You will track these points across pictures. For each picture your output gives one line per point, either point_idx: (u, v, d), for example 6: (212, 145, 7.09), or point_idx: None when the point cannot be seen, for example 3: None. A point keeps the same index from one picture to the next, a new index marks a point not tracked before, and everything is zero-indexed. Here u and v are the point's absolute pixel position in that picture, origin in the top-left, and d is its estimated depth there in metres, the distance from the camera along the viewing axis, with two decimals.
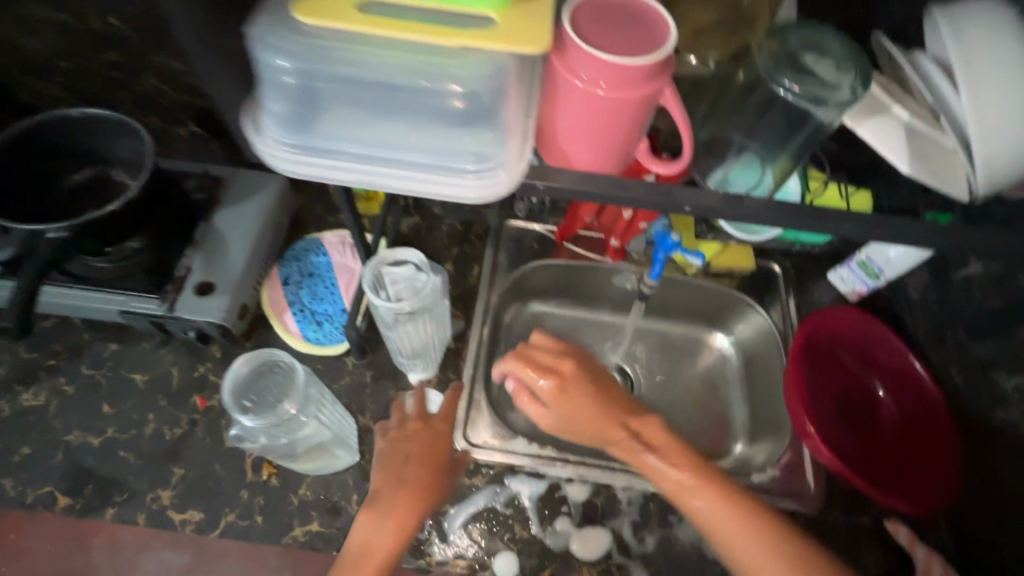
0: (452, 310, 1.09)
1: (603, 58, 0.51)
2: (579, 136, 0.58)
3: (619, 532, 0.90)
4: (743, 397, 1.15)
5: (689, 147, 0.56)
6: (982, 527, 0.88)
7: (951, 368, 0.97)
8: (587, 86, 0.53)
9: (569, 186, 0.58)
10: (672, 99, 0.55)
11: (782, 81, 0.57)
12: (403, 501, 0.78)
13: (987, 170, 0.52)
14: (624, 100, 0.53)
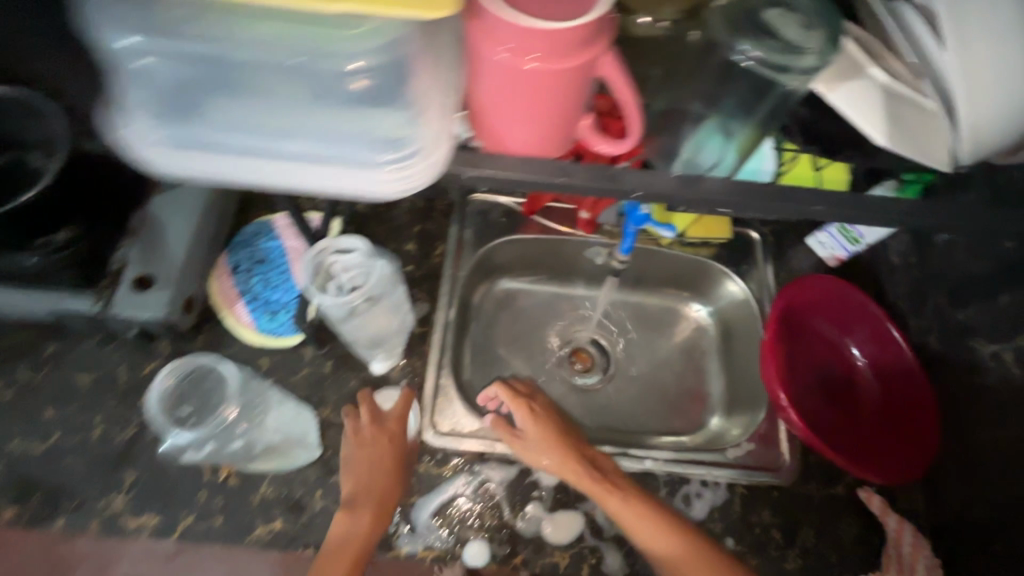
0: (416, 292, 1.02)
1: (529, 25, 0.44)
2: (512, 112, 0.52)
3: (591, 514, 0.88)
4: (720, 368, 1.12)
5: (635, 122, 0.52)
6: (955, 492, 0.88)
7: (929, 333, 0.95)
8: (515, 57, 0.47)
9: (510, 175, 0.56)
10: (612, 66, 0.50)
11: (739, 47, 0.53)
12: (365, 514, 0.81)
13: (972, 135, 0.48)
14: (556, 71, 0.48)
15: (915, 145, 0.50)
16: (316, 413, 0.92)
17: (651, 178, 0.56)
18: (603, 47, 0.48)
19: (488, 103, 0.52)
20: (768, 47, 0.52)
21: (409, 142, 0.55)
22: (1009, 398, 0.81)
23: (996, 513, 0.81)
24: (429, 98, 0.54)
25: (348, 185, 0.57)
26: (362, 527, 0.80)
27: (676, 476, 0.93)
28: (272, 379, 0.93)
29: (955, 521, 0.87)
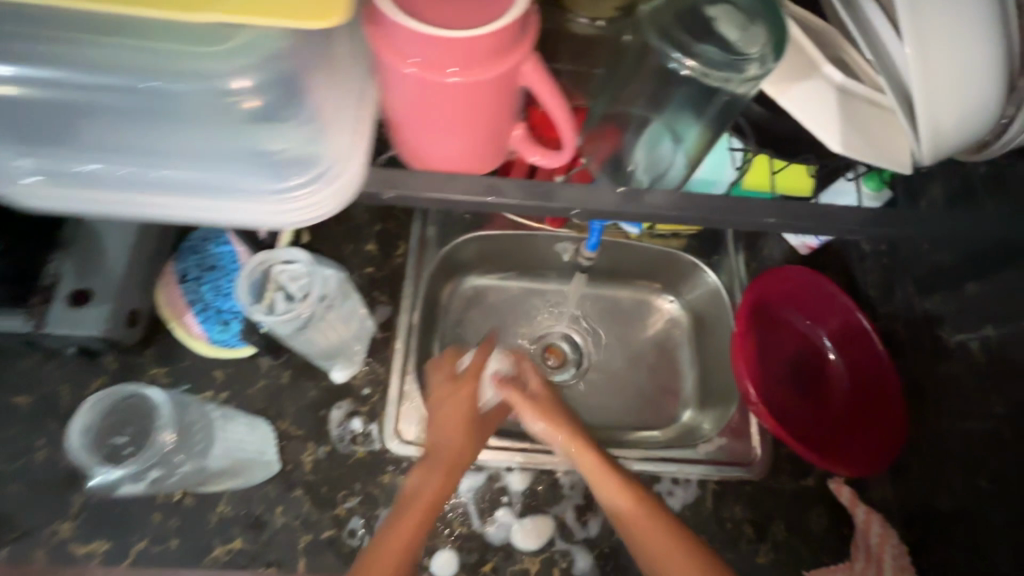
0: (376, 295, 0.98)
1: (435, 36, 0.43)
2: (440, 127, 0.52)
3: (562, 518, 0.87)
4: (693, 361, 1.11)
5: (567, 132, 0.52)
6: (920, 481, 0.87)
7: (896, 321, 0.94)
8: (428, 73, 0.46)
9: (436, 198, 0.55)
10: (535, 75, 0.49)
11: (671, 54, 0.51)
12: (416, 506, 0.73)
13: (929, 140, 0.44)
14: (473, 82, 0.47)
15: (874, 151, 0.46)
16: (274, 426, 0.88)
17: (587, 195, 0.55)
18: (523, 53, 0.47)
19: (412, 118, 0.51)
20: (705, 53, 0.49)
21: (319, 167, 0.56)
22: (976, 390, 0.80)
23: (960, 502, 0.82)
24: (313, 118, 0.54)
25: (261, 215, 0.58)
26: (411, 516, 0.72)
27: (646, 475, 0.92)
28: (227, 392, 0.89)
29: (921, 511, 0.86)
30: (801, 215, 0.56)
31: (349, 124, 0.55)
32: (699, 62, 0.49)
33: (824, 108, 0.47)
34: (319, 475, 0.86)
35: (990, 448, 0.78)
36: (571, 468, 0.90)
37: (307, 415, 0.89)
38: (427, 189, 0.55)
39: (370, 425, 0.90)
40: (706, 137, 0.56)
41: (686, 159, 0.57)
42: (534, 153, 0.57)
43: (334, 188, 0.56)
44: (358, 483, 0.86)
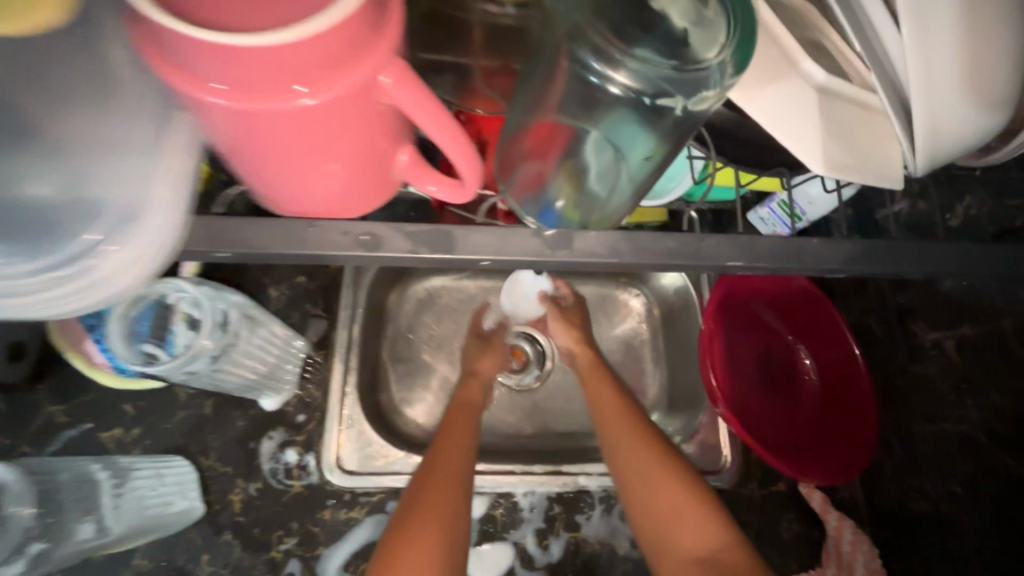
0: (311, 307, 0.86)
1: (230, 45, 0.23)
2: (294, 171, 0.31)
3: (522, 544, 0.79)
4: (658, 363, 0.97)
5: (473, 172, 0.31)
6: (896, 481, 0.78)
7: (868, 315, 0.81)
8: (239, 100, 0.26)
9: (281, 244, 0.36)
10: (412, 84, 0.28)
11: (589, 64, 0.33)
12: (440, 488, 0.64)
13: (930, 147, 0.36)
14: (319, 106, 0.26)
15: (868, 170, 0.37)
16: (198, 464, 0.76)
17: (503, 237, 0.37)
18: (392, 51, 0.27)
19: (246, 163, 0.30)
20: (643, 62, 0.32)
21: (114, 210, 0.37)
22: (950, 391, 0.69)
23: (935, 507, 0.72)
24: (86, 145, 0.37)
25: (21, 308, 0.35)
26: (434, 501, 0.63)
27: (610, 490, 0.82)
28: (139, 430, 0.77)
29: (897, 511, 0.77)
30: (776, 257, 0.39)
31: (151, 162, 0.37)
32: (634, 75, 0.32)
33: (809, 114, 0.36)
34: (251, 516, 0.75)
35: (968, 454, 0.67)
36: (531, 489, 0.82)
37: (232, 450, 0.78)
38: (298, 240, 0.35)
39: (306, 456, 0.79)
40: (658, 157, 0.39)
41: (632, 180, 0.41)
42: (430, 181, 0.34)
43: (133, 259, 0.36)
44: (295, 522, 0.76)
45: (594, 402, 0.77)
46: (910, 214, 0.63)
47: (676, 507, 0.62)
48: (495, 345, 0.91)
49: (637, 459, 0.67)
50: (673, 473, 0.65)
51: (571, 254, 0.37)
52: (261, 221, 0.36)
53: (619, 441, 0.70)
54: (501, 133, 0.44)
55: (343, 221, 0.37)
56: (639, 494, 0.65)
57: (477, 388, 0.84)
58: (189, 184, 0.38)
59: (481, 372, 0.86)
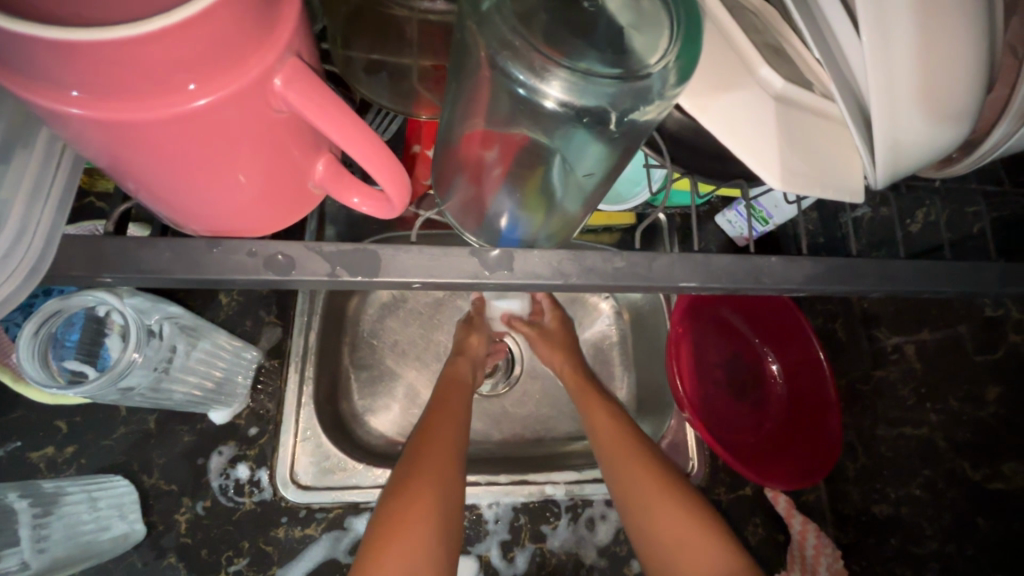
0: (264, 313, 0.79)
1: (69, 42, 0.18)
2: (197, 182, 0.26)
3: (487, 556, 0.74)
4: (629, 366, 0.91)
5: (396, 188, 0.27)
6: (858, 485, 0.73)
7: (835, 320, 0.78)
8: (98, 106, 0.21)
9: (189, 262, 0.32)
10: (313, 86, 0.24)
11: (516, 76, 0.30)
12: (428, 482, 0.58)
13: (891, 157, 0.35)
14: (201, 112, 0.22)
15: (827, 183, 0.36)
16: (137, 483, 0.71)
17: (437, 257, 0.34)
18: (285, 45, 0.23)
19: (139, 177, 0.26)
20: (579, 75, 0.28)
21: None
22: (910, 396, 0.67)
23: (895, 510, 0.68)
24: None
25: None
26: (425, 495, 0.58)
27: (577, 499, 0.77)
28: (73, 447, 0.70)
29: (857, 514, 0.72)
30: (731, 277, 0.37)
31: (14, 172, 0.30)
32: (568, 89, 0.29)
33: (765, 126, 0.34)
34: (197, 537, 0.70)
35: (926, 458, 0.66)
36: (496, 500, 0.76)
37: (175, 467, 0.72)
38: (205, 262, 0.32)
39: (259, 471, 0.73)
40: (603, 169, 0.37)
41: (581, 189, 0.39)
42: (353, 194, 0.30)
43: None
44: (245, 541, 0.70)
45: (585, 416, 0.74)
46: (871, 217, 0.62)
47: (677, 523, 0.61)
48: (479, 323, 0.86)
49: (642, 476, 0.64)
50: (679, 503, 0.62)
51: (510, 276, 0.34)
52: (158, 242, 0.32)
53: (619, 457, 0.67)
54: (440, 141, 0.43)
55: (257, 240, 0.33)
56: (637, 516, 0.63)
57: (467, 363, 0.79)
58: (65, 211, 0.32)
59: (469, 349, 0.81)
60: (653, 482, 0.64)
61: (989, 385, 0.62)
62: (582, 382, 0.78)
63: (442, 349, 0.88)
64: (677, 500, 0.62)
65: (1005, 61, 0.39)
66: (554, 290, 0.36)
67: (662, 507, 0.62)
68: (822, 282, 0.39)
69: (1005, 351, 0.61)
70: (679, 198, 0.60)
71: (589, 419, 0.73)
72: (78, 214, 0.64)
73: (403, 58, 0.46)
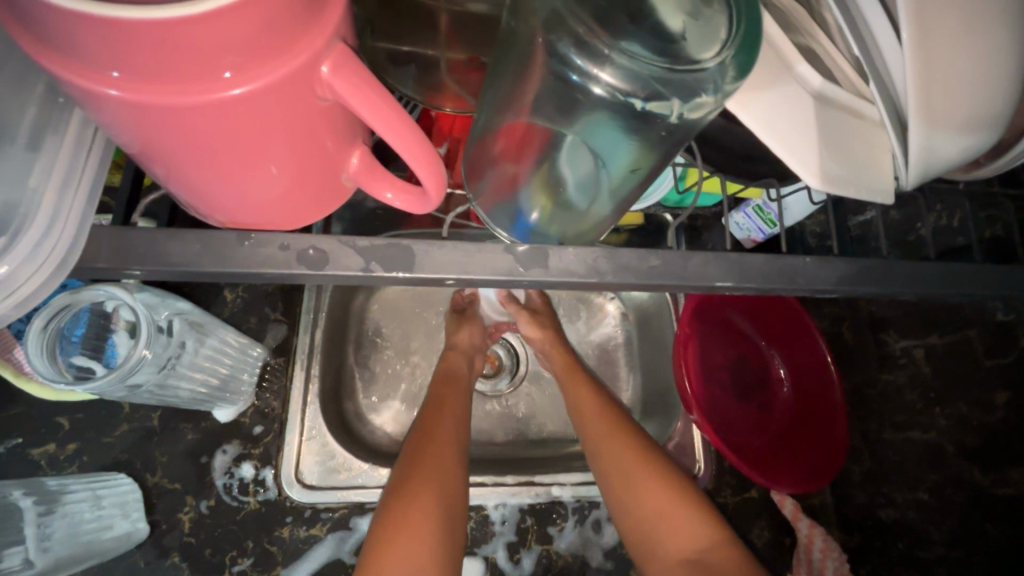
0: (269, 310, 0.78)
1: (116, 19, 0.18)
2: (229, 171, 0.26)
3: (492, 558, 0.73)
4: (635, 367, 0.90)
5: (434, 183, 0.27)
6: (866, 488, 0.71)
7: (841, 323, 0.77)
8: (136, 88, 0.20)
9: (215, 255, 0.31)
10: (358, 74, 0.23)
11: (573, 61, 0.29)
12: (428, 483, 0.58)
13: (926, 158, 0.34)
14: (242, 98, 0.21)
15: (861, 183, 0.35)
16: (141, 481, 0.70)
17: (469, 253, 0.34)
18: (332, 32, 0.22)
19: (170, 164, 0.25)
20: (630, 60, 0.28)
21: None
22: (918, 401, 0.64)
23: (902, 514, 0.66)
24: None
25: None
26: (427, 492, 0.57)
27: (584, 501, 0.76)
28: (75, 445, 0.69)
29: (864, 518, 0.71)
30: (764, 277, 0.37)
31: (47, 159, 0.30)
32: (621, 75, 0.28)
33: (803, 122, 0.34)
34: (201, 536, 0.69)
35: (933, 463, 0.62)
36: (502, 500, 0.75)
37: (180, 466, 0.71)
38: (233, 256, 0.31)
39: (264, 470, 0.72)
40: (643, 171, 0.36)
41: (614, 190, 0.39)
42: (386, 187, 0.29)
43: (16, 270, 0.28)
44: (250, 541, 0.70)
45: (574, 404, 0.71)
46: (884, 219, 0.61)
47: (671, 512, 0.59)
48: (471, 315, 0.85)
49: (629, 467, 0.62)
50: (671, 494, 0.60)
51: (545, 273, 0.34)
52: (184, 233, 0.31)
53: (609, 446, 0.65)
54: (474, 134, 0.42)
55: (286, 233, 0.33)
56: (626, 508, 0.61)
57: (459, 356, 0.78)
58: (93, 199, 0.32)
59: (461, 344, 0.80)
60: (639, 470, 0.62)
61: (996, 389, 0.57)
62: (574, 373, 0.74)
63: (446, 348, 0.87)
64: (676, 494, 0.60)
65: None
66: (589, 289, 0.36)
67: (651, 495, 0.60)
68: (854, 283, 0.38)
69: (1015, 357, 0.56)
70: (709, 201, 0.61)
71: (575, 407, 0.71)
72: None
73: (432, 48, 0.46)
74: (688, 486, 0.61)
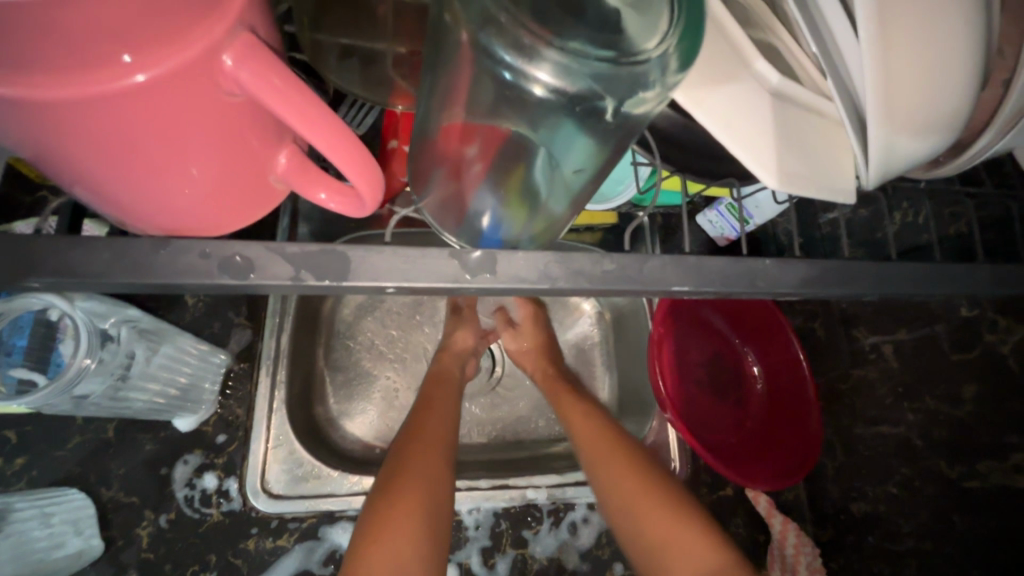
0: (233, 315, 0.75)
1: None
2: (142, 174, 0.24)
3: (467, 564, 0.72)
4: (611, 366, 0.89)
5: (366, 181, 0.25)
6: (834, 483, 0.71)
7: (814, 320, 0.76)
8: (12, 81, 0.19)
9: (137, 266, 0.29)
10: (268, 66, 0.22)
11: (501, 57, 0.28)
12: (415, 481, 0.56)
13: (885, 155, 0.34)
14: (138, 90, 0.20)
15: (821, 183, 0.35)
16: (95, 495, 0.66)
17: (413, 259, 0.32)
18: (234, 18, 0.20)
19: (73, 167, 0.23)
20: (568, 57, 0.26)
21: None
22: (888, 396, 0.64)
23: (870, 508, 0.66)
24: None
25: None
26: (413, 492, 0.55)
27: (560, 503, 0.75)
28: (23, 459, 0.66)
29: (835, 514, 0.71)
30: (722, 280, 0.36)
31: None
32: (558, 69, 0.27)
33: (760, 119, 0.33)
34: (160, 551, 0.66)
35: (903, 457, 0.62)
36: (477, 505, 0.74)
37: (135, 478, 0.68)
38: (150, 265, 0.29)
39: (227, 481, 0.69)
40: (592, 168, 0.36)
41: (568, 189, 0.38)
42: (320, 188, 0.28)
43: None
44: (213, 555, 0.67)
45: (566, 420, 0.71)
46: (853, 218, 0.61)
47: (660, 519, 0.58)
48: (469, 317, 0.82)
49: (630, 490, 0.60)
50: (670, 508, 0.58)
51: (493, 280, 0.32)
52: (102, 242, 0.29)
53: (608, 467, 0.63)
54: (419, 134, 0.41)
55: (213, 239, 0.30)
56: (625, 523, 0.60)
57: (451, 359, 0.76)
58: None
59: (452, 347, 0.78)
60: (638, 491, 0.60)
61: (964, 381, 0.59)
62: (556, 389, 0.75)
63: (421, 351, 0.85)
64: (665, 498, 0.59)
65: (996, 60, 0.39)
66: (541, 294, 0.34)
67: (651, 516, 0.58)
68: (815, 285, 0.38)
69: (979, 351, 0.58)
70: (670, 199, 0.59)
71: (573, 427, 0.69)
72: (28, 209, 0.59)
73: (377, 41, 0.45)
74: (678, 489, 0.61)
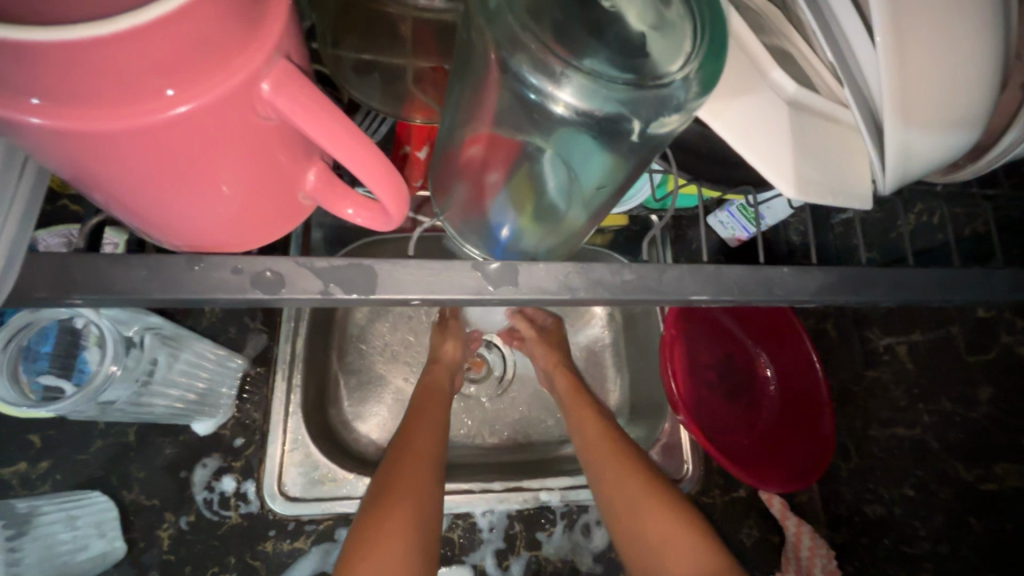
0: (249, 320, 0.76)
1: (34, 43, 0.17)
2: (175, 195, 0.25)
3: (482, 565, 0.72)
4: (623, 367, 0.89)
5: (392, 198, 0.26)
6: (850, 485, 0.71)
7: (826, 320, 0.76)
8: (60, 114, 0.20)
9: (170, 280, 0.30)
10: (303, 90, 0.22)
11: (528, 78, 0.28)
12: (406, 490, 0.57)
13: (902, 162, 0.34)
14: (180, 119, 0.21)
15: (839, 191, 0.35)
16: (118, 498, 0.68)
17: (435, 272, 0.32)
18: (274, 46, 0.21)
19: (109, 190, 0.24)
20: (590, 78, 0.27)
21: None
22: (903, 397, 0.64)
23: (887, 510, 0.65)
24: None
25: None
26: (404, 500, 0.56)
27: (573, 505, 0.76)
28: (48, 463, 0.67)
29: (851, 516, 0.71)
30: (740, 288, 0.36)
31: None
32: (580, 86, 0.27)
33: (777, 129, 0.33)
34: (180, 553, 0.67)
35: (918, 459, 0.62)
36: (491, 507, 0.74)
37: (156, 482, 0.69)
38: (184, 281, 0.30)
39: (245, 483, 0.70)
40: (611, 183, 0.36)
41: (586, 202, 0.38)
42: (347, 204, 0.28)
43: None
44: (232, 556, 0.68)
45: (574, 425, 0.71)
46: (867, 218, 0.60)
47: (655, 525, 0.58)
48: (454, 327, 0.82)
49: (625, 494, 0.61)
50: (662, 512, 0.59)
51: (515, 291, 0.33)
52: (133, 259, 0.30)
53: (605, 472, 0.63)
54: (442, 147, 0.42)
55: (243, 254, 0.31)
56: (625, 527, 0.60)
57: (442, 371, 0.76)
58: (28, 225, 0.29)
59: (441, 358, 0.78)
60: (636, 494, 0.61)
61: (980, 384, 0.57)
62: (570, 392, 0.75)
63: None
64: (657, 501, 0.60)
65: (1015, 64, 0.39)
66: (561, 304, 0.35)
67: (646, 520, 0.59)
68: (833, 291, 0.38)
69: (996, 352, 0.56)
70: (689, 203, 0.61)
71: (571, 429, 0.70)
72: (52, 219, 0.60)
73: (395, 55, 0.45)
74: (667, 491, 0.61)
